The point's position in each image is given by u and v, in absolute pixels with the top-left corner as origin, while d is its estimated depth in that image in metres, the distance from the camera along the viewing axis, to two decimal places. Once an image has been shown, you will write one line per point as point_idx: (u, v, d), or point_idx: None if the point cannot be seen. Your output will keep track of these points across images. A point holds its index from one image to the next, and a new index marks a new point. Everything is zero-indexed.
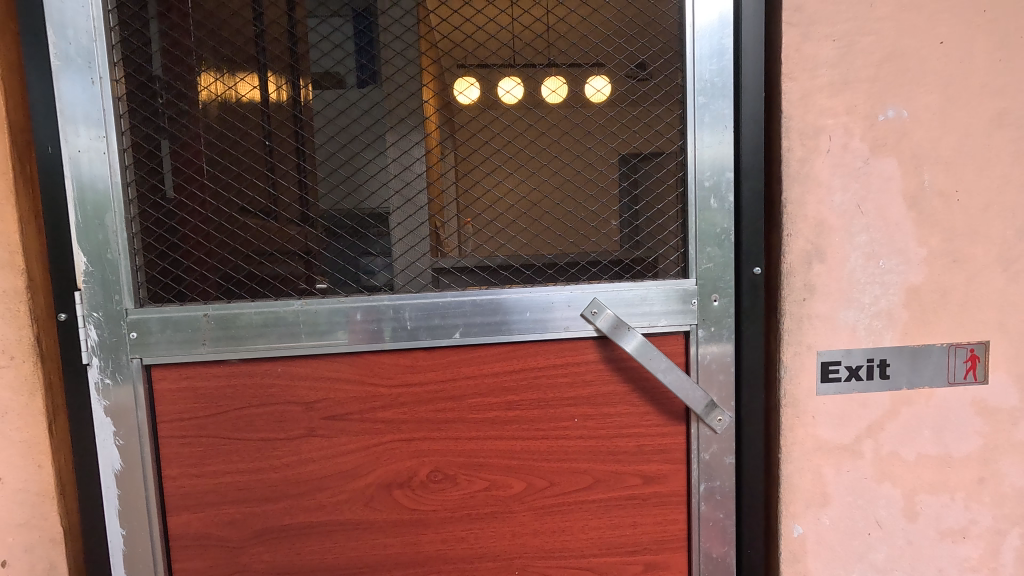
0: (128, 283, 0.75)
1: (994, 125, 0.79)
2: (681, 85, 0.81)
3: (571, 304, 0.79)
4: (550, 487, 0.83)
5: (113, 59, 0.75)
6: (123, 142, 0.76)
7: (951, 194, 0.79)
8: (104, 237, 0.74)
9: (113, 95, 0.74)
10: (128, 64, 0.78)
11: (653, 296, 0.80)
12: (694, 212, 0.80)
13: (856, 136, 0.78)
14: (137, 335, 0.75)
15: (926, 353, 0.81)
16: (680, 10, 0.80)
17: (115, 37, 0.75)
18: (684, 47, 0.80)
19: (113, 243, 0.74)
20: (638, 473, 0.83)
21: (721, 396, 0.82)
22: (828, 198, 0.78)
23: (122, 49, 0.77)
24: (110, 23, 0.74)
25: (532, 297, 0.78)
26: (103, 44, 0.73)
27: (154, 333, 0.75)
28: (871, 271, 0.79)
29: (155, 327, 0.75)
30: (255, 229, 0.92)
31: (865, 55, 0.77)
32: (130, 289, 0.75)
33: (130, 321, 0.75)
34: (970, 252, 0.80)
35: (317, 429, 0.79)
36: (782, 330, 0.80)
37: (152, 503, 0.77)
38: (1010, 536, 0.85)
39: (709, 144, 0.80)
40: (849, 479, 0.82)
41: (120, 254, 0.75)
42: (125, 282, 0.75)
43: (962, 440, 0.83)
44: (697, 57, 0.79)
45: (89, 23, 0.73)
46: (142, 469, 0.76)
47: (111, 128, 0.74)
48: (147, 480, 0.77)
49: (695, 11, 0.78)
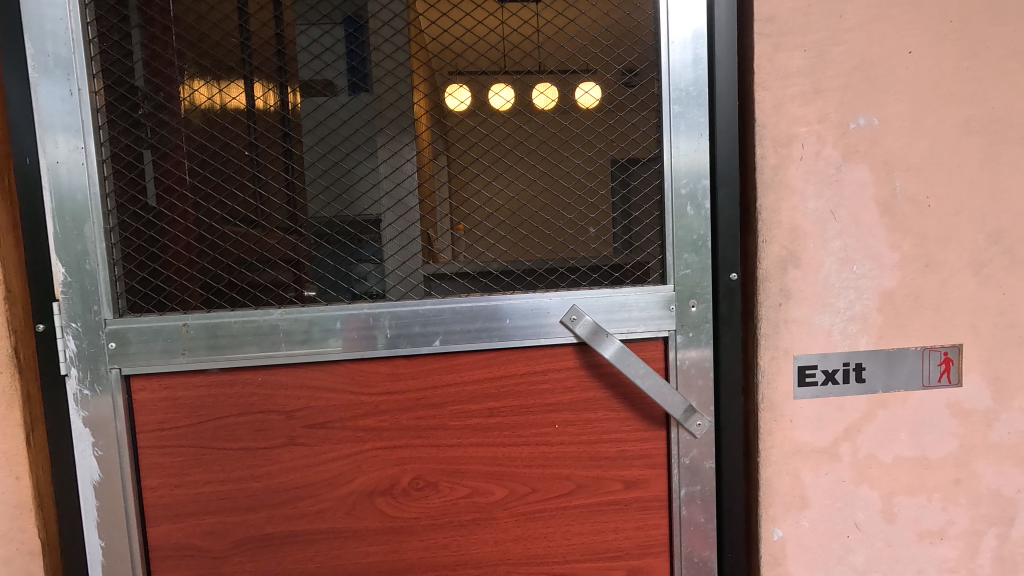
0: (107, 293, 0.75)
1: (962, 133, 0.80)
2: (656, 94, 0.83)
3: (552, 311, 0.80)
4: (532, 493, 0.83)
5: (92, 71, 0.75)
6: (102, 153, 0.76)
7: (922, 200, 0.81)
8: (83, 247, 0.74)
9: (92, 106, 0.74)
10: (108, 76, 0.79)
11: (633, 303, 0.81)
12: (671, 219, 0.82)
13: (828, 143, 0.79)
14: (117, 345, 0.75)
15: (900, 356, 0.82)
16: (654, 20, 0.82)
17: (94, 49, 0.76)
18: (658, 57, 0.81)
19: (92, 253, 0.75)
20: (619, 478, 0.84)
21: (701, 401, 0.83)
22: (803, 205, 0.79)
23: (101, 61, 0.77)
24: (89, 35, 0.75)
25: (513, 305, 0.79)
26: (82, 56, 0.74)
27: (135, 342, 0.75)
28: (845, 276, 0.81)
29: (135, 337, 0.75)
30: (239, 237, 0.92)
31: (835, 64, 0.78)
32: (109, 299, 0.75)
33: (110, 331, 0.75)
34: (942, 256, 0.81)
35: (299, 437, 0.79)
36: (762, 333, 0.81)
37: (132, 513, 0.77)
38: (988, 537, 0.86)
39: (685, 152, 0.81)
40: (827, 482, 0.83)
41: (99, 265, 0.75)
42: (104, 292, 0.75)
43: (937, 441, 0.84)
44: (673, 67, 0.80)
45: (68, 35, 0.73)
46: (122, 479, 0.76)
47: (90, 138, 0.74)
48: (127, 490, 0.77)
49: (669, 21, 0.80)
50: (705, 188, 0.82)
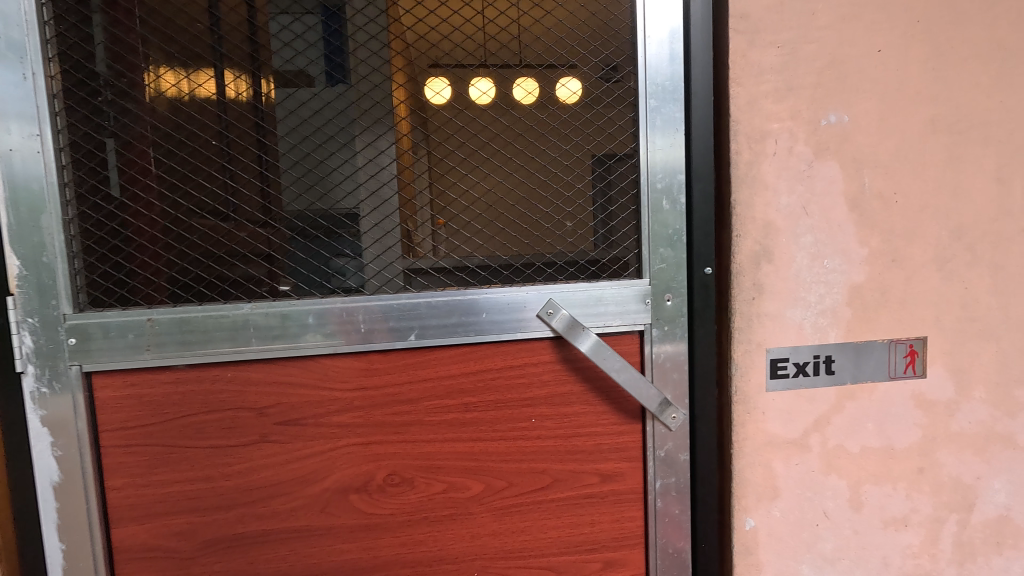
0: (66, 288, 0.72)
1: (928, 132, 0.82)
2: (633, 88, 0.83)
3: (530, 305, 0.79)
4: (508, 488, 0.83)
5: (48, 54, 0.72)
6: (59, 141, 0.73)
7: (890, 196, 0.82)
8: (40, 239, 0.71)
9: (48, 91, 0.72)
10: (66, 60, 0.75)
11: (611, 296, 0.81)
12: (647, 213, 0.82)
13: (800, 140, 0.80)
14: (77, 342, 0.72)
15: (868, 349, 0.84)
16: (631, 14, 0.82)
17: (50, 32, 0.72)
18: (635, 51, 0.81)
19: (50, 246, 0.72)
20: (595, 471, 0.84)
21: (675, 394, 0.84)
22: (776, 200, 0.80)
23: (58, 45, 0.74)
24: (44, 16, 0.71)
25: (490, 298, 0.79)
26: (37, 39, 0.71)
27: (97, 339, 0.73)
28: (816, 270, 0.82)
29: (97, 333, 0.73)
30: (207, 231, 0.89)
31: (807, 62, 0.79)
32: (69, 294, 0.73)
33: (69, 328, 0.72)
34: (908, 251, 0.84)
35: (271, 435, 0.78)
36: (735, 327, 0.82)
37: (95, 514, 0.75)
38: (949, 523, 0.89)
39: (661, 147, 0.82)
40: (798, 472, 0.85)
41: (57, 259, 0.72)
42: (63, 286, 0.72)
43: (902, 432, 0.86)
44: (649, 61, 0.81)
45: (22, 17, 0.70)
46: (83, 480, 0.74)
47: (46, 125, 0.72)
48: (88, 491, 0.74)
49: (646, 15, 0.80)
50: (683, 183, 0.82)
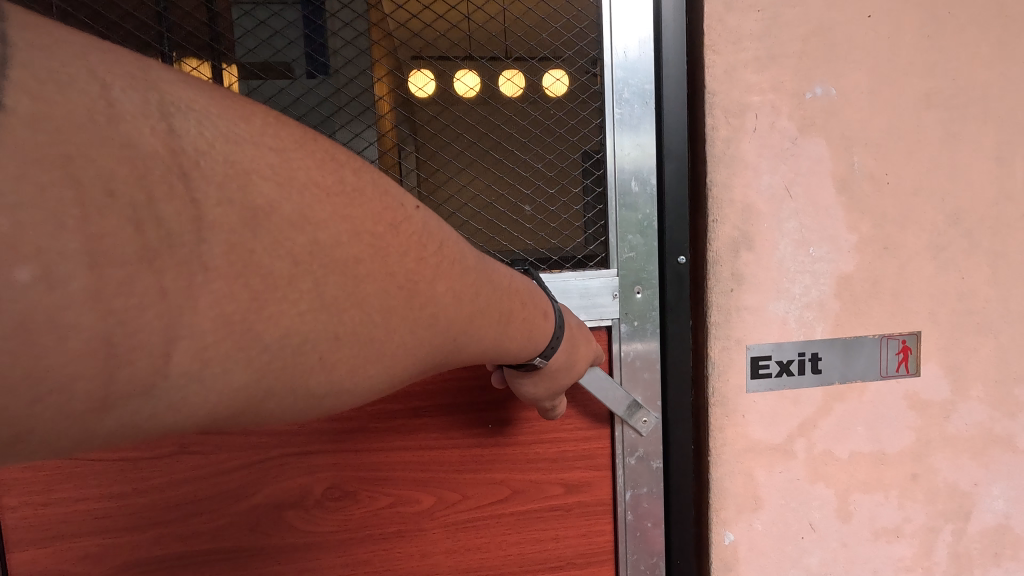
0: None
1: (923, 107, 0.75)
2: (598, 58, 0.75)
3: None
4: (463, 501, 0.75)
5: None
6: None
7: (882, 178, 0.75)
8: None
9: None
10: None
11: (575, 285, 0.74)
12: (614, 197, 0.75)
13: (783, 114, 0.72)
14: None
15: (858, 346, 0.77)
16: None
17: None
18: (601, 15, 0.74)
19: None
20: (560, 481, 0.76)
21: (646, 396, 0.76)
22: (756, 181, 0.73)
23: None
24: None
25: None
26: None
27: None
28: (801, 260, 0.75)
29: None
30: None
31: (790, 28, 0.72)
32: None
33: None
34: (901, 238, 0.76)
35: (191, 445, 0.69)
36: (711, 324, 0.74)
37: None
38: (944, 533, 0.82)
39: (629, 124, 0.74)
40: (782, 480, 0.77)
41: None
42: None
43: (895, 435, 0.79)
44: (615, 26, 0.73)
45: None
46: None
47: None
48: None
49: None
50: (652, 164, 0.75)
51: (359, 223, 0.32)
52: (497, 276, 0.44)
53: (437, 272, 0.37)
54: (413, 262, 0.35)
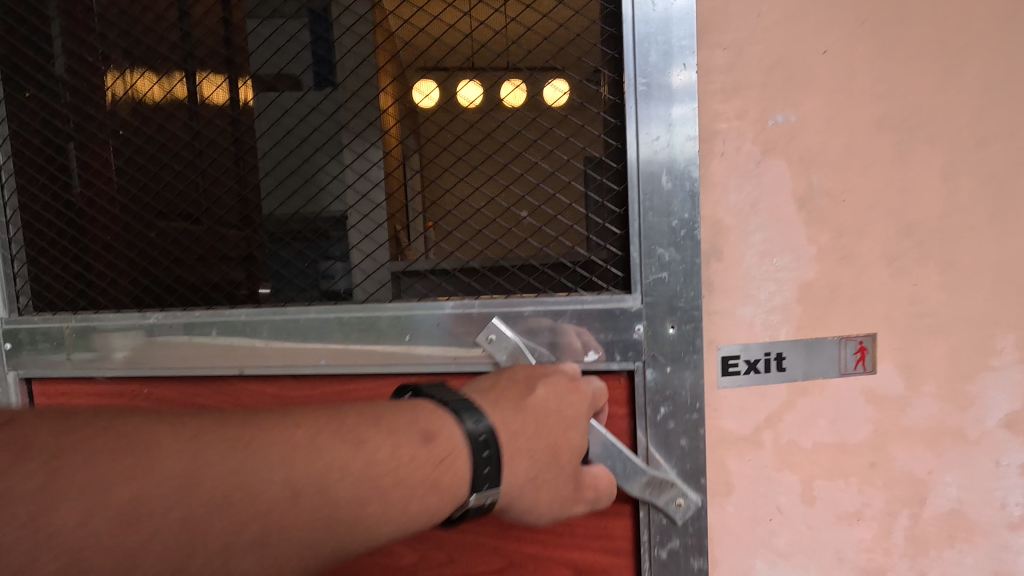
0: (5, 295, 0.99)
1: (875, 130, 0.83)
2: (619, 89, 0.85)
3: (465, 329, 0.87)
4: (449, 562, 0.90)
5: None
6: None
7: (839, 195, 0.84)
8: None
9: None
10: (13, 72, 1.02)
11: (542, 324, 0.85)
12: (644, 193, 0.82)
13: (748, 139, 0.82)
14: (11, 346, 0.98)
15: (819, 347, 0.85)
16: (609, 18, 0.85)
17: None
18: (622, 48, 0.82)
19: None
20: (569, 562, 0.88)
21: (685, 472, 0.84)
22: (724, 199, 0.82)
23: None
24: None
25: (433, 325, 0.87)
26: None
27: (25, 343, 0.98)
28: (766, 268, 0.83)
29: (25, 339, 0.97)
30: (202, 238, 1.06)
31: (753, 63, 0.81)
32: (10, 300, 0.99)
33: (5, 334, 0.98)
34: (858, 249, 0.85)
35: None
36: (683, 399, 0.84)
37: None
38: (902, 517, 0.90)
39: (658, 134, 0.81)
40: (751, 467, 0.86)
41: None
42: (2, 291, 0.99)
43: (854, 427, 0.87)
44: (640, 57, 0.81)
45: None
46: None
47: None
48: None
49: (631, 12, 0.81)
50: (686, 186, 0.81)
51: (177, 500, 0.48)
52: (375, 454, 0.54)
53: (252, 519, 0.49)
54: (227, 493, 0.49)
